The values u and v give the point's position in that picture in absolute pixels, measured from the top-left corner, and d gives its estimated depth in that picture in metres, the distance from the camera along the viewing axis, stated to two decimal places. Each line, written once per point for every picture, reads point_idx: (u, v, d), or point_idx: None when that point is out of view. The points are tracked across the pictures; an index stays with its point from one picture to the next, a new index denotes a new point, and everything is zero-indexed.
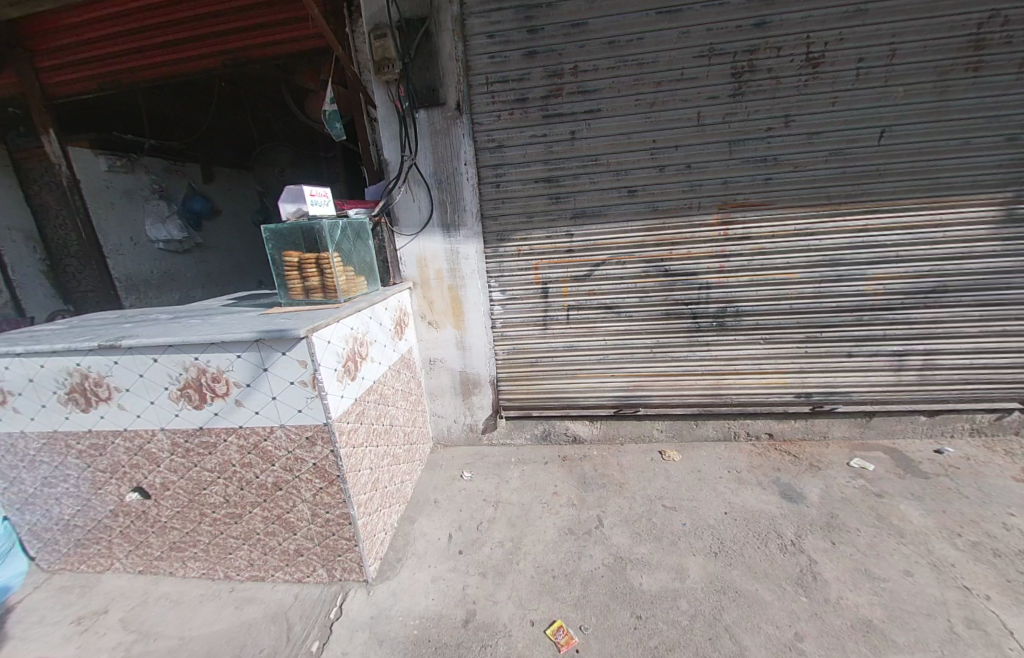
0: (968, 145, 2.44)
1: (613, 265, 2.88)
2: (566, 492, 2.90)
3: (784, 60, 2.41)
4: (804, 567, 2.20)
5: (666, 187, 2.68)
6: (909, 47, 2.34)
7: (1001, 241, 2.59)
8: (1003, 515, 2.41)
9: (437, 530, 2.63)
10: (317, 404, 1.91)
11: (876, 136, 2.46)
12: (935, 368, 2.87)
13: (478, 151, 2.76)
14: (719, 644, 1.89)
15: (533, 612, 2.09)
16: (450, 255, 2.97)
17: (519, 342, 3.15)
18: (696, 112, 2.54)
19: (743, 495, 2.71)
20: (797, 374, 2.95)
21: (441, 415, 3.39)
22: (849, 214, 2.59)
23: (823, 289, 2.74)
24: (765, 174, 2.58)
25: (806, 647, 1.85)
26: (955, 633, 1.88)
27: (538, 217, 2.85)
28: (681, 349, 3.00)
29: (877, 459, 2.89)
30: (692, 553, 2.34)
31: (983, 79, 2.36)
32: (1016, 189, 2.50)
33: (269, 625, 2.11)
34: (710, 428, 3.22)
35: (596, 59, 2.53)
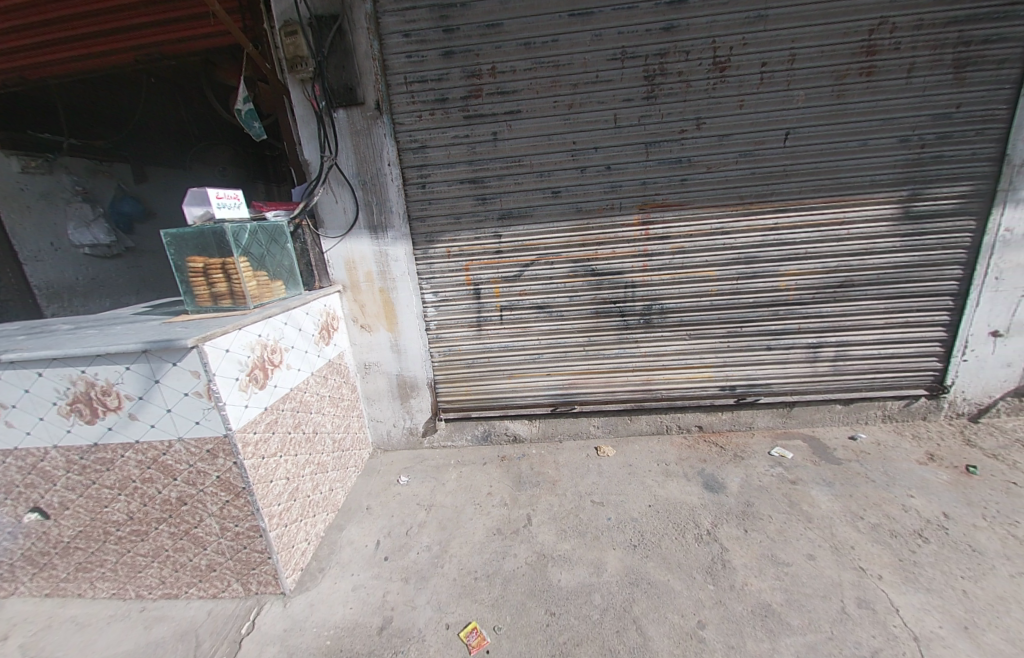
0: (864, 146, 2.60)
1: (542, 264, 2.93)
2: (500, 491, 2.92)
3: (693, 63, 2.52)
4: (714, 556, 2.29)
5: (588, 188, 2.76)
6: (807, 52, 2.47)
7: (900, 237, 2.75)
8: (902, 497, 2.56)
9: (365, 538, 2.59)
10: (215, 415, 1.87)
11: (781, 138, 2.60)
12: (848, 358, 3.03)
13: (401, 151, 2.74)
14: (625, 637, 1.93)
15: (450, 615, 2.10)
16: (379, 257, 2.93)
17: (454, 343, 3.15)
18: (613, 114, 2.63)
19: (668, 487, 2.81)
20: (720, 367, 3.12)
21: (380, 418, 3.34)
22: (759, 214, 2.75)
23: (739, 285, 2.91)
24: (680, 175, 2.71)
25: (706, 635, 1.91)
26: (844, 612, 1.97)
27: (465, 217, 2.85)
28: (612, 346, 3.11)
29: (796, 448, 3.04)
30: (612, 547, 2.40)
31: (877, 83, 2.51)
32: (910, 188, 2.66)
33: (176, 645, 2.04)
34: (644, 423, 3.31)
35: (512, 60, 2.56)
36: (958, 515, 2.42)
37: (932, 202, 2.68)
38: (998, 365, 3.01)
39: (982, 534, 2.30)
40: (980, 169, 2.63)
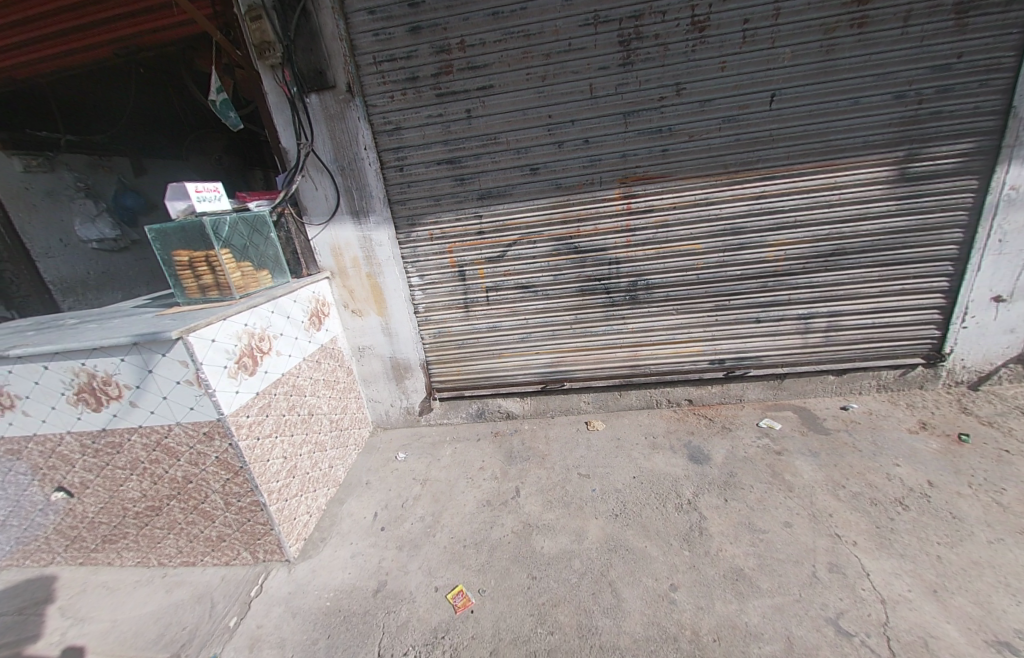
0: (855, 105, 2.48)
1: (524, 244, 2.94)
2: (492, 465, 3.05)
3: (670, 24, 2.43)
4: (693, 523, 2.37)
5: (567, 163, 2.73)
6: (791, 6, 2.35)
7: (896, 201, 2.64)
8: (887, 466, 2.56)
9: (363, 510, 2.75)
10: (206, 401, 2.01)
11: (766, 101, 2.51)
12: (840, 328, 2.98)
13: (376, 134, 2.74)
14: (600, 598, 2.05)
15: (439, 579, 2.25)
16: (364, 242, 2.98)
17: (443, 325, 3.21)
18: (589, 84, 2.57)
19: (653, 459, 2.89)
20: (709, 341, 3.11)
21: (377, 399, 3.47)
22: (745, 182, 2.68)
23: (727, 257, 2.87)
24: (661, 145, 2.65)
25: (677, 597, 2.01)
26: (815, 576, 2.02)
27: (445, 199, 2.86)
28: (598, 322, 3.12)
29: (785, 418, 3.06)
30: (594, 515, 2.50)
31: (869, 35, 2.37)
32: (906, 148, 2.54)
33: (194, 606, 2.25)
34: (634, 397, 3.36)
35: (481, 33, 2.51)
36: (942, 482, 2.42)
37: (930, 162, 2.56)
38: (1000, 331, 2.92)
39: (965, 501, 2.30)
40: (983, 124, 2.48)
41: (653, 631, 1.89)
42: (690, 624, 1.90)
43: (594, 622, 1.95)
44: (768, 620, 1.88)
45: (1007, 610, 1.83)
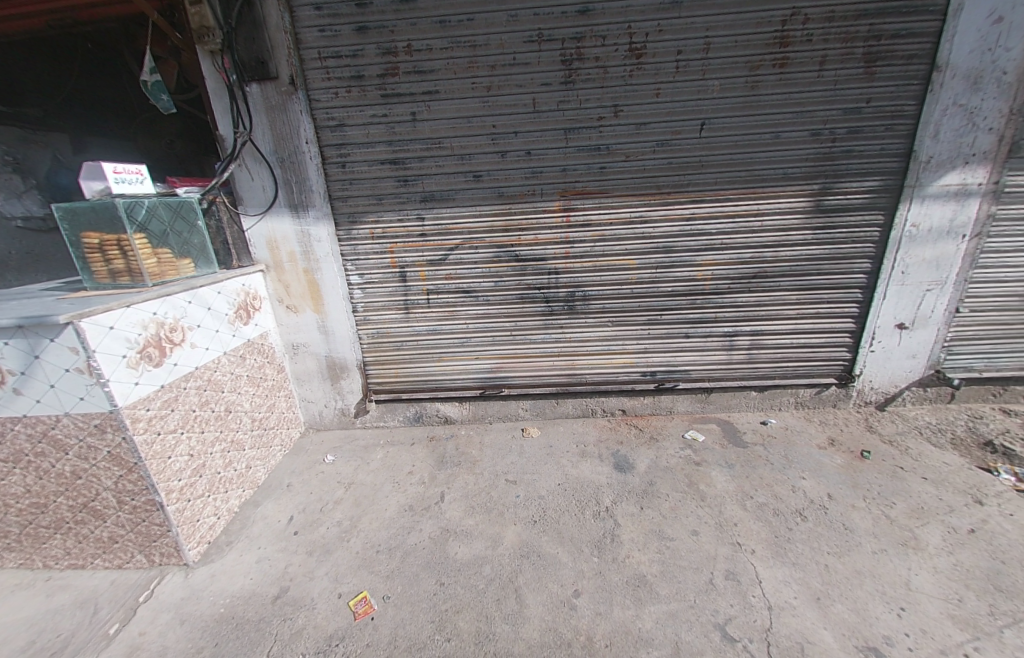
0: (775, 139, 2.63)
1: (466, 249, 2.92)
2: (421, 470, 3.00)
3: (609, 49, 2.50)
4: (606, 531, 2.41)
5: (509, 173, 2.75)
6: (721, 42, 2.48)
7: (811, 230, 2.81)
8: (794, 479, 2.69)
9: (278, 513, 2.66)
10: (98, 391, 1.93)
11: (696, 129, 2.63)
12: (762, 347, 3.14)
13: (318, 129, 2.68)
14: (503, 605, 2.05)
15: (345, 585, 2.19)
16: (301, 237, 2.89)
17: (382, 326, 3.13)
18: (532, 99, 2.60)
19: (581, 467, 2.94)
20: (642, 354, 3.21)
21: (311, 399, 3.35)
22: (676, 203, 2.80)
23: (658, 274, 2.98)
24: (599, 163, 2.73)
25: (578, 603, 2.03)
26: (711, 583, 2.09)
27: (387, 198, 2.80)
28: (537, 331, 3.16)
29: (709, 431, 3.18)
30: (513, 522, 2.51)
31: (788, 75, 2.52)
32: (820, 181, 2.71)
33: (74, 611, 2.11)
34: (571, 406, 3.41)
35: (427, 39, 2.50)
36: (841, 496, 2.55)
37: (842, 196, 2.73)
38: (904, 356, 3.12)
39: (857, 514, 2.44)
40: (890, 164, 2.66)
41: (548, 636, 1.90)
42: (585, 630, 1.92)
43: (493, 629, 1.95)
44: (660, 626, 1.92)
45: (879, 617, 1.94)
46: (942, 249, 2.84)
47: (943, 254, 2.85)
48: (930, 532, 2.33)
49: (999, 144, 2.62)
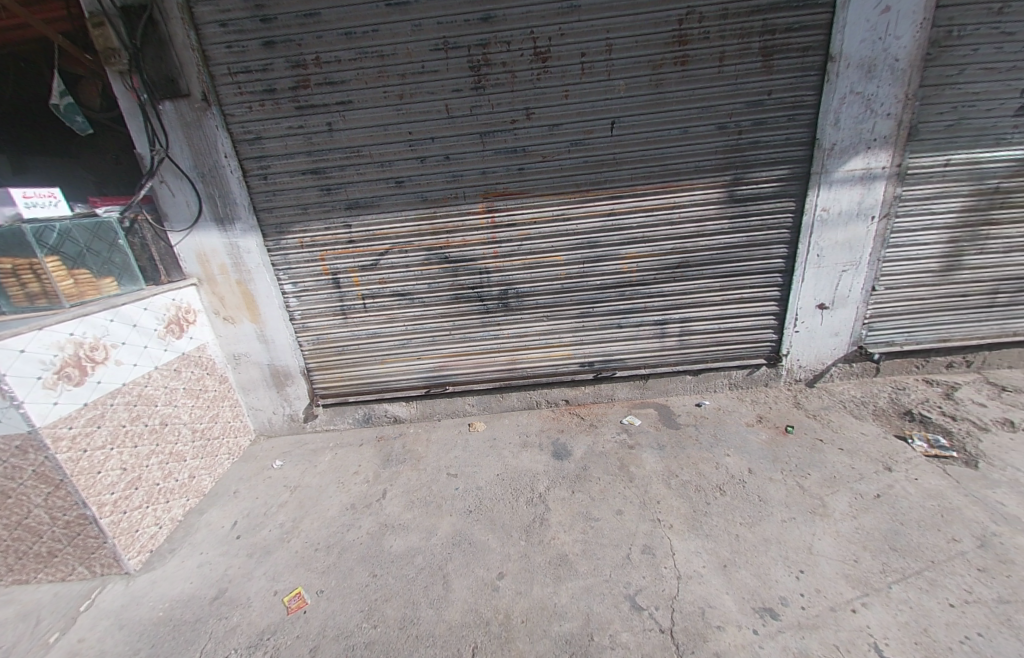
0: (683, 134, 2.73)
1: (397, 253, 2.98)
2: (366, 469, 3.06)
3: (515, 54, 2.57)
4: (536, 516, 2.51)
5: (430, 177, 2.81)
6: (622, 43, 2.57)
7: (727, 219, 2.93)
8: (718, 456, 2.82)
9: (222, 519, 2.72)
10: (14, 413, 1.98)
11: (607, 127, 2.72)
12: (692, 332, 3.26)
13: (236, 143, 2.74)
14: (430, 590, 2.12)
15: (281, 583, 2.26)
16: (231, 249, 2.95)
17: (321, 332, 3.20)
18: (445, 105, 2.66)
19: (521, 457, 3.04)
20: (578, 346, 3.31)
21: (259, 407, 3.40)
22: (596, 200, 2.89)
23: (587, 268, 3.08)
24: (517, 164, 2.80)
25: (500, 584, 2.12)
26: (628, 558, 2.20)
27: (312, 208, 2.87)
28: (476, 329, 3.24)
29: (646, 415, 3.31)
30: (449, 513, 2.58)
31: (690, 72, 2.62)
32: (731, 173, 2.82)
33: (15, 624, 2.16)
34: (515, 400, 3.50)
35: (337, 50, 2.55)
36: (760, 470, 2.67)
37: (752, 185, 2.85)
38: (827, 334, 3.26)
39: (773, 486, 2.55)
40: (794, 153, 2.78)
41: (469, 617, 1.98)
42: (504, 608, 2.00)
43: (418, 613, 2.02)
44: (575, 600, 2.01)
45: (779, 580, 2.02)
46: (852, 231, 2.96)
47: (854, 235, 2.98)
48: (838, 499, 2.42)
49: (898, 129, 2.73)
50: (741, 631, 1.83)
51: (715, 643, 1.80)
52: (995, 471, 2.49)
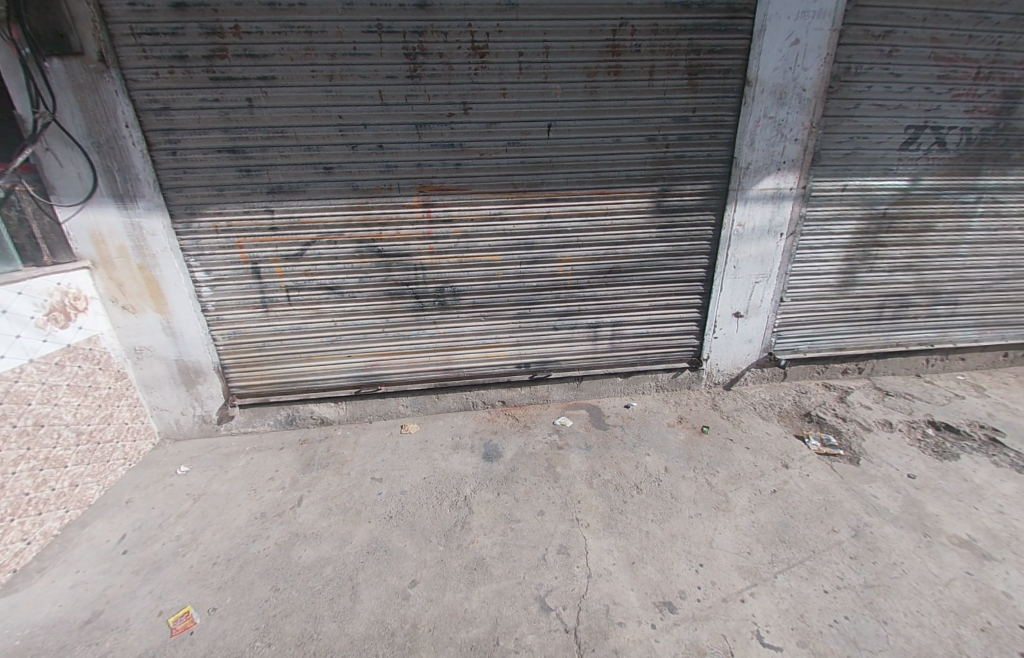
0: (617, 143, 2.81)
1: (324, 244, 2.82)
2: (284, 474, 2.87)
3: (452, 45, 2.52)
4: (458, 520, 2.49)
5: (362, 166, 2.68)
6: (559, 46, 2.59)
7: (656, 228, 3.06)
8: (640, 456, 2.94)
9: (107, 533, 2.46)
10: None
11: (544, 130, 2.74)
12: (623, 336, 3.38)
13: (140, 112, 2.45)
14: (336, 603, 2.05)
15: (167, 602, 2.09)
16: (132, 230, 2.65)
17: (238, 326, 2.96)
18: (378, 91, 2.55)
19: (451, 459, 2.99)
20: (514, 347, 3.31)
21: (164, 407, 3.09)
22: (532, 202, 2.91)
23: (523, 269, 3.09)
24: (454, 160, 2.74)
25: (412, 592, 2.09)
26: (542, 559, 2.25)
27: (229, 189, 2.63)
28: (410, 327, 3.13)
29: (578, 416, 3.38)
30: (368, 520, 2.49)
31: (623, 83, 2.70)
32: (659, 184, 2.94)
33: None
34: (450, 400, 3.43)
35: (258, 21, 2.37)
36: (675, 469, 2.82)
37: (679, 197, 3.00)
38: (742, 341, 3.50)
39: (684, 484, 2.70)
40: (716, 170, 2.96)
41: (373, 629, 1.93)
42: (412, 618, 1.97)
43: (318, 628, 1.94)
44: (485, 605, 2.03)
45: (680, 574, 2.16)
46: (765, 246, 3.20)
47: (767, 250, 3.21)
48: (740, 495, 2.61)
49: (804, 153, 2.98)
50: (640, 626, 1.94)
51: (615, 640, 1.89)
52: (873, 467, 2.79)
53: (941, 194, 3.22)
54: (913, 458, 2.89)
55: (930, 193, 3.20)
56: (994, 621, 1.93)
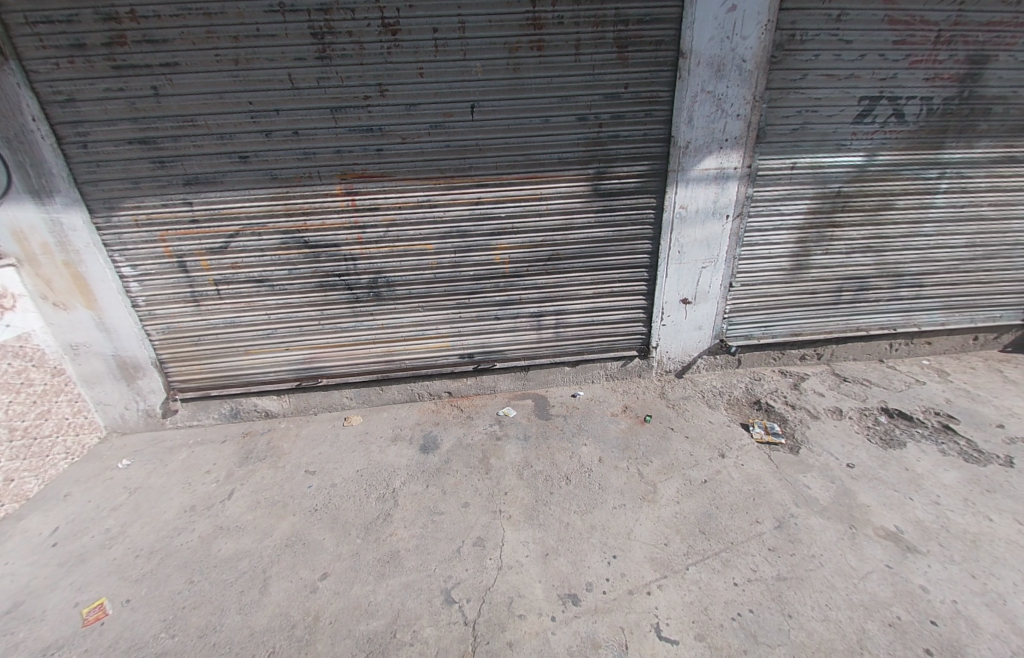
0: (545, 123, 2.70)
1: (249, 236, 2.78)
2: (221, 466, 2.90)
3: (360, 23, 2.41)
4: (382, 512, 2.48)
5: (279, 154, 2.61)
6: (475, 21, 2.46)
7: (594, 213, 2.96)
8: (576, 446, 2.91)
9: (41, 526, 2.50)
10: None
11: (466, 111, 2.63)
12: (567, 324, 3.31)
13: (44, 105, 2.42)
14: (245, 595, 2.05)
15: (85, 593, 2.11)
16: (53, 226, 2.63)
17: (171, 320, 2.96)
18: (288, 74, 2.46)
19: (388, 450, 2.97)
20: (456, 337, 3.27)
21: (107, 402, 3.12)
22: (462, 188, 2.82)
23: (458, 258, 3.02)
24: (375, 145, 2.66)
25: (321, 585, 2.08)
26: (457, 551, 2.22)
27: (146, 182, 2.60)
28: (346, 319, 3.10)
29: (523, 406, 3.35)
30: (293, 513, 2.50)
31: (547, 59, 2.57)
32: (594, 166, 2.83)
33: None
34: (395, 391, 3.41)
35: (153, 4, 2.30)
36: (608, 459, 2.79)
37: (616, 180, 2.88)
38: (691, 328, 3.41)
39: (615, 474, 2.67)
40: (653, 149, 2.83)
41: (276, 621, 1.93)
42: (315, 610, 1.97)
43: (223, 620, 1.95)
44: (390, 597, 2.01)
45: (591, 566, 2.12)
46: (710, 229, 3.08)
47: (712, 234, 3.09)
48: (669, 485, 2.57)
49: (747, 130, 2.83)
50: (539, 619, 1.91)
51: (512, 632, 1.85)
52: (811, 457, 2.72)
53: (900, 171, 3.04)
54: (857, 446, 2.80)
55: (887, 169, 3.03)
56: (904, 616, 1.87)
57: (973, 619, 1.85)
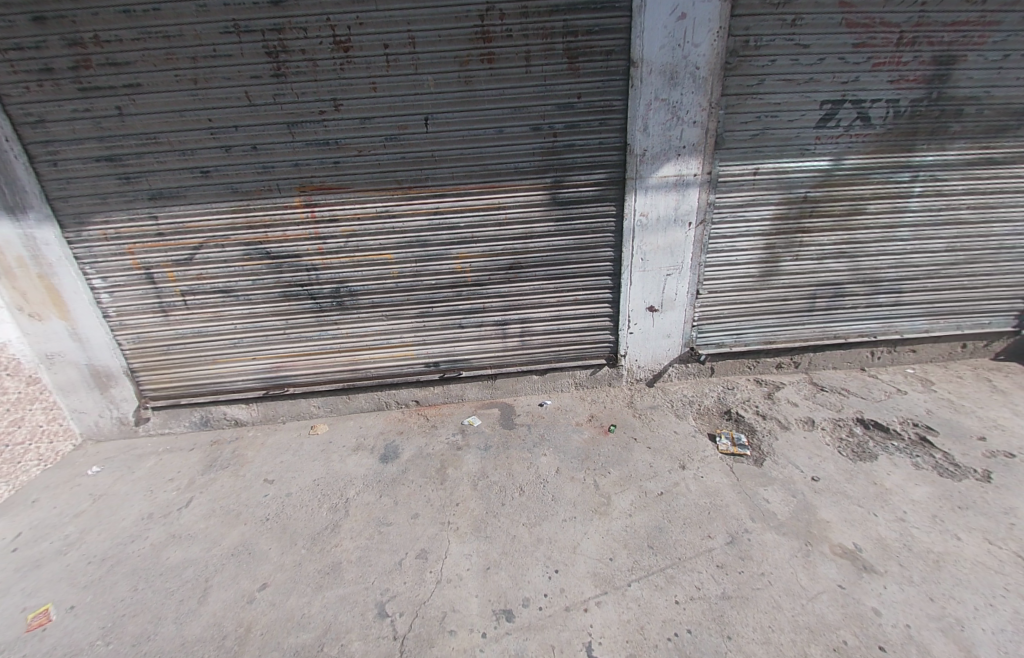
0: (499, 133, 2.71)
1: (212, 248, 2.85)
2: (185, 474, 2.95)
3: (313, 42, 2.47)
4: (331, 522, 2.47)
5: (238, 168, 2.68)
6: (425, 36, 2.50)
7: (553, 221, 2.95)
8: (535, 456, 2.87)
9: (5, 532, 2.57)
10: None
11: (420, 123, 2.67)
12: (532, 333, 3.29)
13: (16, 125, 2.53)
14: (184, 604, 2.07)
15: (33, 599, 2.15)
16: (26, 241, 2.74)
17: (141, 330, 3.04)
18: (244, 92, 2.54)
19: (348, 460, 2.98)
20: (421, 346, 3.27)
21: (82, 410, 3.20)
22: (420, 198, 2.85)
23: (419, 267, 3.03)
24: (332, 158, 2.71)
25: (258, 596, 2.08)
26: (399, 563, 2.20)
27: (112, 197, 2.70)
28: (311, 329, 3.14)
29: (488, 415, 3.32)
30: (244, 521, 2.51)
31: (498, 71, 2.59)
32: (551, 175, 2.83)
33: None
34: (362, 400, 3.42)
35: (115, 29, 2.40)
36: (566, 470, 2.74)
37: (573, 188, 2.87)
38: (660, 336, 3.35)
39: (570, 485, 2.62)
40: (610, 158, 2.81)
41: (209, 631, 1.94)
42: (248, 621, 1.97)
43: (157, 629, 1.96)
44: (324, 610, 2.00)
45: (531, 581, 2.08)
46: (672, 236, 3.04)
47: (675, 241, 3.05)
48: (623, 498, 2.51)
49: (705, 136, 2.80)
50: (469, 635, 1.87)
51: (439, 648, 1.82)
52: (775, 469, 2.63)
53: (869, 175, 2.97)
54: (825, 459, 2.70)
55: (856, 173, 2.96)
56: (850, 641, 1.77)
57: (925, 645, 1.75)
